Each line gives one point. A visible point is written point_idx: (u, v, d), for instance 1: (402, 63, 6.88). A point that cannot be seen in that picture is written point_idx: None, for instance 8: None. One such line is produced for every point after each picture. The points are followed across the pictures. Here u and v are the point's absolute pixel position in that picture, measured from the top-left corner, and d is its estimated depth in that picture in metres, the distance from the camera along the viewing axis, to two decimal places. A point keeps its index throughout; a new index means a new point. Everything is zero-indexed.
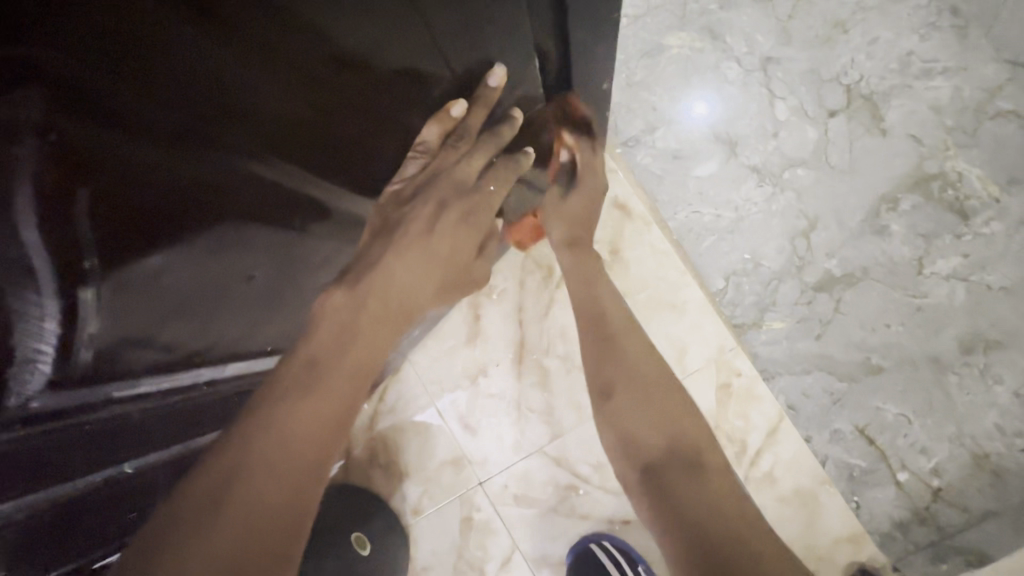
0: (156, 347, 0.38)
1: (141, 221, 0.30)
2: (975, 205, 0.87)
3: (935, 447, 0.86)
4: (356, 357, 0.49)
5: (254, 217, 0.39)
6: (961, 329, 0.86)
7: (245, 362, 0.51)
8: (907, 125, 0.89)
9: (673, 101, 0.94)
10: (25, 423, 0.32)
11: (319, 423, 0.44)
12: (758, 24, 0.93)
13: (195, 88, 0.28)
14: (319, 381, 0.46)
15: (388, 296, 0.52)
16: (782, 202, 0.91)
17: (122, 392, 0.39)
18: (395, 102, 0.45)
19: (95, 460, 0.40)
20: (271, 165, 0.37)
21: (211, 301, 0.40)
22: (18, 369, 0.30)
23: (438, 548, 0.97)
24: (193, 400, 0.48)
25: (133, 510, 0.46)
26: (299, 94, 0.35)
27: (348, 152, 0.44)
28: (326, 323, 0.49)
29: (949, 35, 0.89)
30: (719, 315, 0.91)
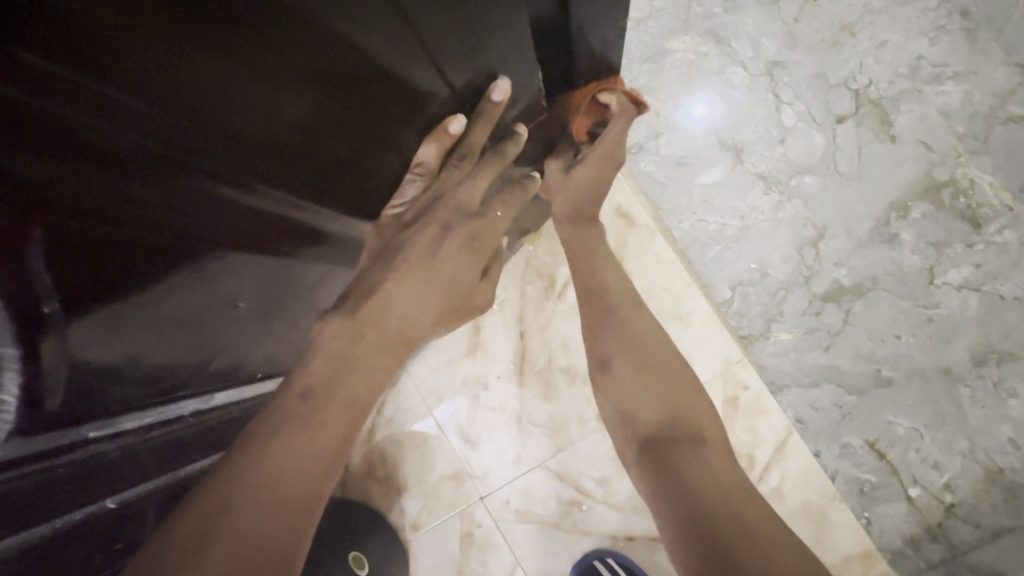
0: (132, 382, 0.37)
1: (108, 255, 0.28)
2: (987, 213, 0.85)
3: (947, 462, 0.84)
4: (352, 391, 0.46)
5: (240, 243, 0.37)
6: (973, 340, 0.84)
7: (233, 388, 0.50)
8: (917, 131, 0.87)
9: (676, 106, 0.92)
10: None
11: (310, 460, 0.41)
12: (764, 27, 0.91)
13: (167, 115, 0.26)
14: (311, 417, 0.43)
15: (387, 323, 0.49)
16: (789, 210, 0.89)
17: (100, 431, 0.38)
18: (392, 119, 0.42)
19: (83, 498, 0.38)
20: (256, 189, 0.35)
21: (194, 331, 0.38)
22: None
23: (437, 564, 0.95)
24: (182, 430, 0.46)
25: (122, 542, 0.42)
26: (283, 117, 0.32)
27: (342, 173, 0.42)
28: (322, 354, 0.46)
29: (959, 38, 0.87)
30: (725, 327, 0.89)
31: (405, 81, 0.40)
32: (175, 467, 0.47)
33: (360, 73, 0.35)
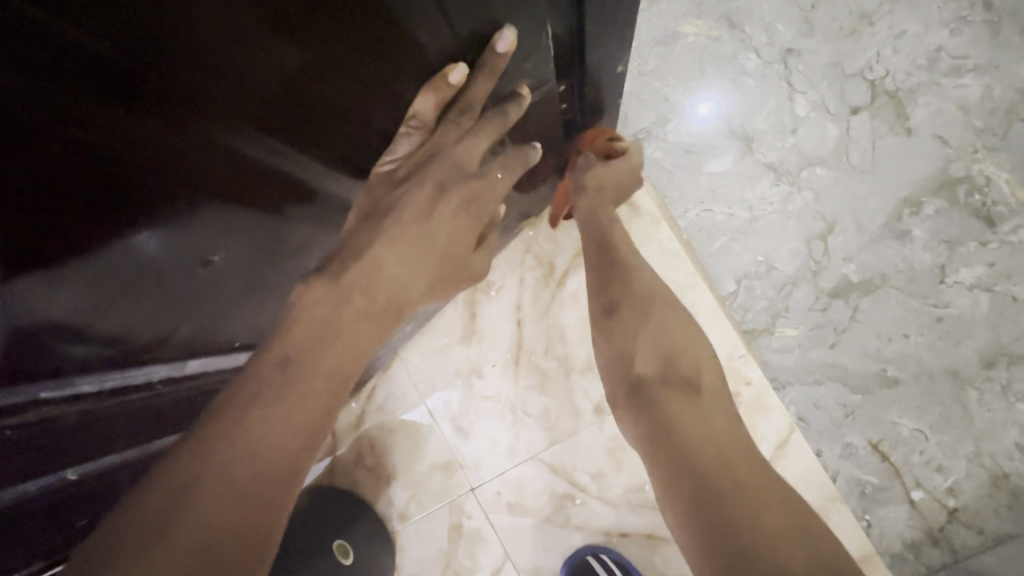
0: (94, 338, 0.35)
1: (57, 183, 0.26)
2: (1003, 211, 0.82)
3: (952, 465, 0.81)
4: (335, 361, 0.44)
5: (226, 192, 0.35)
6: (983, 342, 0.82)
7: (209, 358, 0.47)
8: (933, 124, 0.84)
9: (686, 92, 0.89)
10: None
11: (287, 436, 0.39)
12: (780, 13, 0.88)
13: (137, 34, 0.24)
14: (286, 389, 0.40)
15: (375, 287, 0.47)
16: (799, 203, 0.87)
17: (53, 392, 0.35)
18: (389, 66, 0.40)
19: (33, 466, 0.36)
20: (243, 133, 0.33)
21: (169, 286, 0.36)
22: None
23: (424, 556, 0.93)
24: (148, 399, 0.44)
25: (87, 517, 0.43)
26: (261, 53, 0.29)
27: (335, 122, 0.39)
28: (302, 322, 0.44)
29: (981, 31, 0.84)
30: (729, 320, 0.86)
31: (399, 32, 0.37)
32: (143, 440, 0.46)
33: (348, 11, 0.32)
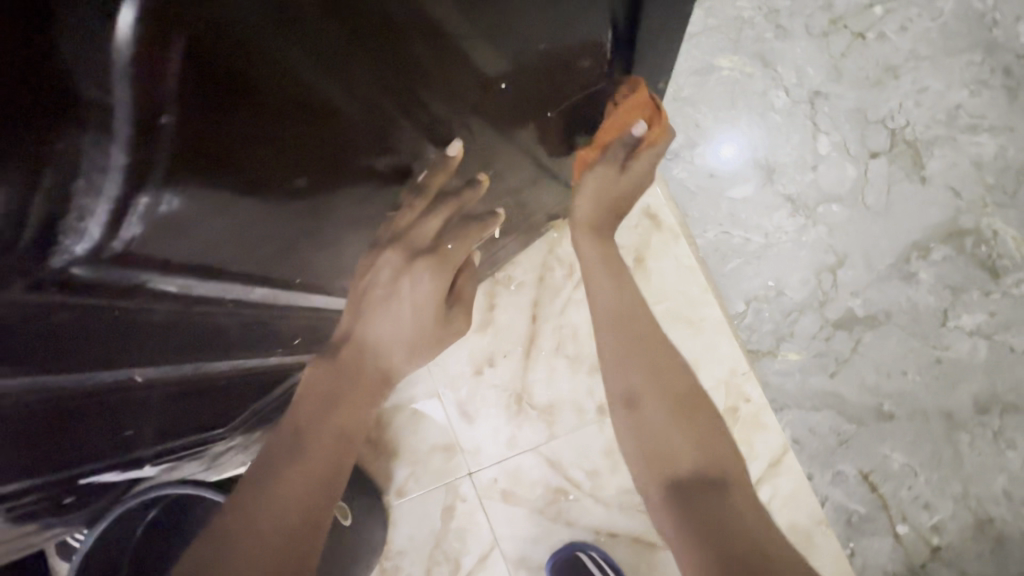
0: (192, 250, 0.37)
1: (226, 71, 0.29)
2: (1007, 265, 0.86)
3: (938, 504, 0.84)
4: (342, 422, 0.60)
5: (334, 140, 0.39)
6: (978, 387, 0.85)
7: (275, 292, 0.51)
8: (947, 176, 0.89)
9: (716, 121, 0.95)
10: (62, 276, 0.30)
11: (309, 484, 0.54)
12: (811, 58, 0.94)
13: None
14: (300, 446, 0.56)
15: (364, 362, 0.63)
16: (813, 235, 0.91)
17: (158, 283, 0.37)
18: (488, 53, 0.44)
19: (125, 346, 0.41)
20: (366, 84, 0.37)
21: (266, 217, 0.39)
22: (70, 221, 0.28)
23: (416, 533, 0.96)
24: (221, 317, 0.47)
25: (129, 410, 0.49)
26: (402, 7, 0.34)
27: (433, 93, 0.43)
28: (310, 395, 0.59)
29: (1000, 94, 0.89)
30: (735, 338, 0.90)
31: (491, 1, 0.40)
32: (202, 356, 0.51)
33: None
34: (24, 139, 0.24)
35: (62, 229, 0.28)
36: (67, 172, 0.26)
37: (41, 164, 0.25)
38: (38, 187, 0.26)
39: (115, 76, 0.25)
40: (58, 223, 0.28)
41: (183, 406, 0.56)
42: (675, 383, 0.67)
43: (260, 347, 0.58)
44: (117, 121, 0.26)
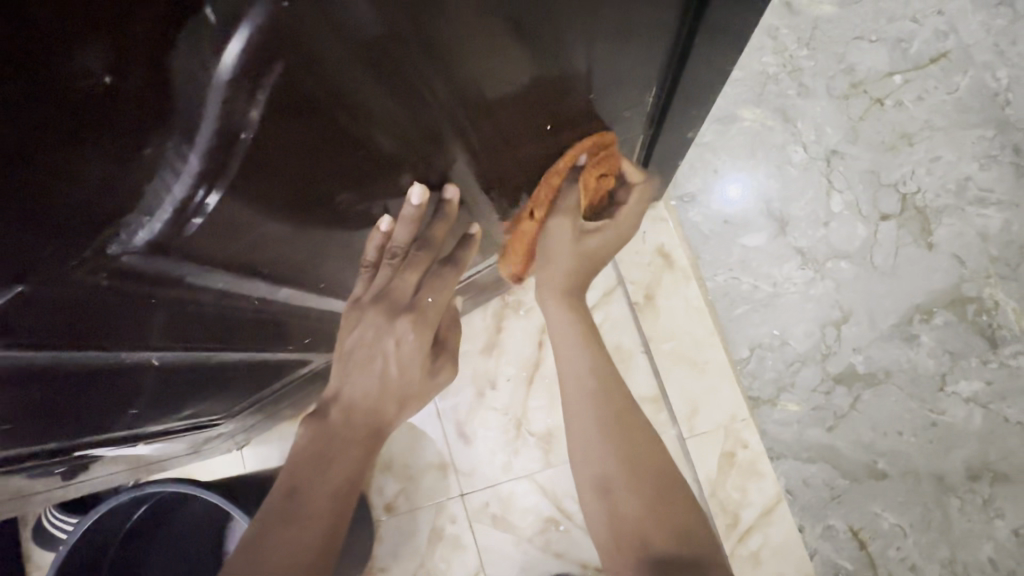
0: (234, 249, 0.39)
1: (306, 113, 0.32)
2: (1006, 336, 0.88)
3: (925, 567, 0.84)
4: (335, 479, 0.56)
5: (385, 169, 0.42)
6: (971, 454, 0.86)
7: (299, 292, 0.52)
8: (953, 244, 0.91)
9: (733, 170, 0.97)
10: (115, 267, 0.32)
11: (302, 550, 0.50)
12: (830, 118, 0.97)
13: (421, 51, 0.32)
14: (292, 513, 0.52)
15: (355, 421, 0.59)
16: (820, 289, 0.93)
17: (194, 279, 0.38)
18: (541, 113, 0.48)
19: (152, 332, 0.43)
20: (426, 131, 0.40)
21: (305, 223, 0.41)
22: (134, 215, 0.30)
23: (402, 550, 0.95)
24: (245, 313, 0.49)
25: (136, 389, 0.51)
26: (475, 76, 0.38)
27: (485, 140, 0.47)
28: (300, 459, 0.57)
29: (1008, 170, 0.92)
30: (737, 383, 0.91)
31: (555, 64, 0.41)
32: (217, 348, 0.53)
33: (543, 30, 0.37)
34: (116, 140, 0.25)
35: (126, 222, 0.30)
36: (143, 172, 0.28)
37: (124, 163, 0.27)
38: (114, 183, 0.27)
39: (210, 95, 0.26)
40: (122, 216, 0.29)
41: (183, 391, 0.58)
42: (637, 453, 0.62)
43: (272, 341, 0.59)
44: (200, 132, 0.28)
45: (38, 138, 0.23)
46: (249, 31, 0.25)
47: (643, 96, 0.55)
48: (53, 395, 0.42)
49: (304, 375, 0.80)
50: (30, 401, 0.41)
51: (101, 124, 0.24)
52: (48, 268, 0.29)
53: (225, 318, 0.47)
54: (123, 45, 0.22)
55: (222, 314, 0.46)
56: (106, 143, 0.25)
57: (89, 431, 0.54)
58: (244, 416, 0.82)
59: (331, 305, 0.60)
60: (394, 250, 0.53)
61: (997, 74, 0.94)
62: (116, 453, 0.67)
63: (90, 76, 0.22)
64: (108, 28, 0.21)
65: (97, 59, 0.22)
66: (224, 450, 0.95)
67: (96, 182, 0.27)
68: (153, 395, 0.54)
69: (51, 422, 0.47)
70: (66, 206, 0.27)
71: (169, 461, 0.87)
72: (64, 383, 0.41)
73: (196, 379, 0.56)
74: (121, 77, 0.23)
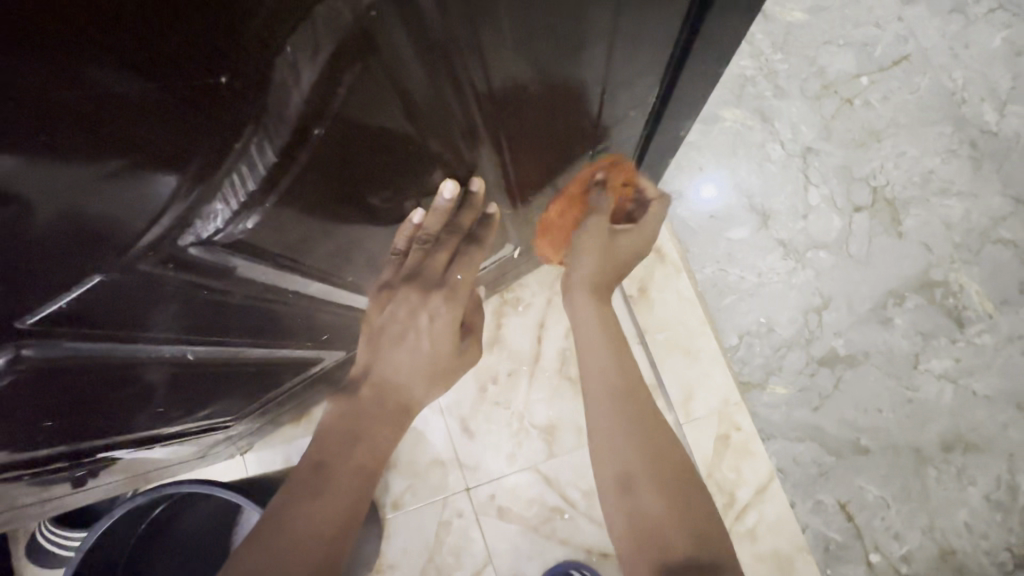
0: (279, 242, 0.42)
1: (359, 131, 0.37)
2: (971, 316, 0.95)
3: (908, 535, 0.90)
4: (360, 457, 0.59)
5: (420, 175, 0.47)
6: (945, 427, 0.92)
7: (326, 287, 0.55)
8: (921, 233, 0.98)
9: (717, 167, 1.02)
10: (183, 252, 0.36)
11: (326, 520, 0.52)
12: (804, 117, 1.03)
13: (456, 76, 0.37)
14: (321, 480, 0.55)
15: (385, 399, 0.64)
16: (802, 277, 0.98)
17: (241, 269, 0.42)
18: (555, 125, 0.53)
19: (194, 325, 0.45)
20: (456, 141, 0.45)
21: (345, 218, 0.45)
22: (210, 206, 0.34)
23: (410, 546, 0.96)
24: (276, 307, 0.52)
25: (167, 387, 0.52)
26: (502, 95, 0.43)
27: (505, 148, 0.51)
28: (330, 437, 0.60)
29: (967, 164, 0.99)
30: (729, 369, 0.96)
31: (580, 66, 0.45)
32: (246, 343, 0.55)
33: (560, 54, 0.42)
34: (217, 133, 0.29)
35: (199, 214, 0.34)
36: (228, 163, 0.32)
37: (218, 153, 0.31)
38: (203, 172, 0.31)
39: (296, 93, 0.30)
40: (200, 205, 0.33)
41: (207, 389, 0.59)
42: (659, 446, 0.65)
43: (293, 338, 0.61)
44: (282, 126, 0.32)
45: (159, 131, 0.27)
46: (323, 62, 0.29)
47: (646, 96, 0.59)
48: (94, 390, 0.43)
49: (313, 374, 0.81)
50: (76, 396, 0.42)
51: (208, 118, 0.28)
52: (129, 257, 0.33)
53: (260, 311, 0.50)
54: (239, 50, 0.26)
55: (258, 306, 0.49)
56: (207, 135, 0.29)
57: (113, 431, 0.54)
58: (252, 417, 0.83)
59: (350, 300, 0.62)
60: (424, 236, 0.57)
61: (953, 75, 1.01)
62: (130, 456, 0.67)
63: (210, 77, 0.26)
64: (231, 38, 0.25)
65: (218, 64, 0.26)
66: (226, 454, 0.95)
67: (192, 170, 0.30)
68: (180, 393, 0.56)
69: (84, 419, 0.47)
70: (163, 190, 0.30)
71: (173, 466, 0.86)
72: (107, 376, 0.43)
73: (218, 376, 0.58)
74: (232, 79, 0.27)
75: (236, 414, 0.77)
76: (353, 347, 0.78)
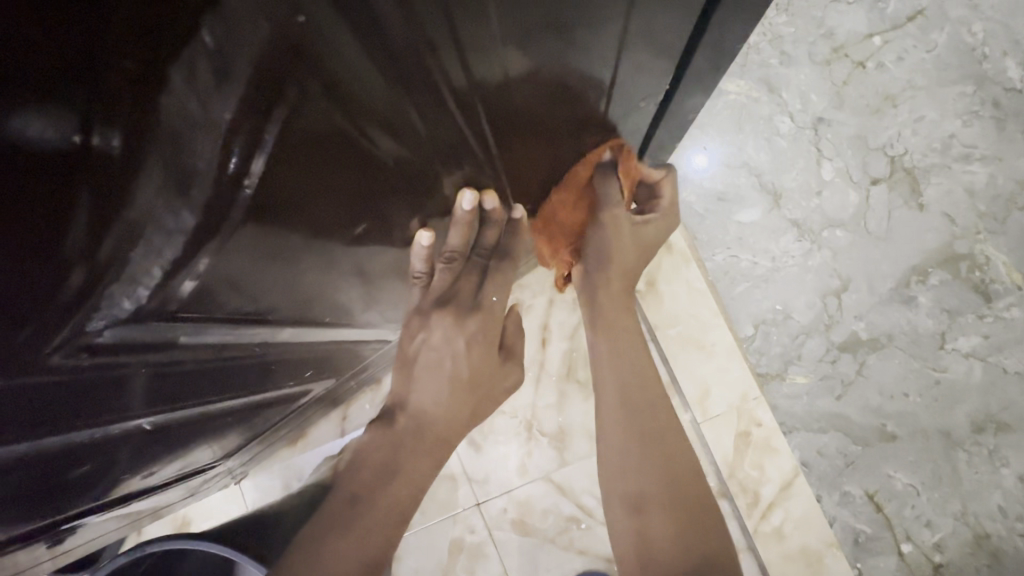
0: (232, 299, 0.38)
1: (315, 167, 0.33)
2: (999, 289, 0.89)
3: (940, 522, 0.86)
4: (394, 496, 0.60)
5: (398, 198, 0.43)
6: (974, 408, 0.88)
7: (304, 330, 0.49)
8: (943, 203, 0.92)
9: (722, 145, 0.95)
10: (101, 336, 0.31)
11: (384, 528, 0.59)
12: (814, 85, 0.95)
13: (414, 90, 0.34)
14: (354, 521, 0.57)
15: (424, 432, 0.63)
16: (818, 259, 0.92)
17: (188, 337, 0.37)
18: (547, 115, 0.48)
19: (149, 401, 0.40)
20: (431, 155, 0.41)
21: (313, 256, 0.40)
22: (121, 286, 0.30)
23: (421, 567, 0.92)
24: (248, 362, 0.46)
25: (129, 457, 0.47)
26: (473, 100, 0.39)
27: (486, 153, 0.47)
28: (371, 465, 0.61)
29: (989, 125, 0.92)
30: (745, 361, 0.91)
31: (574, 46, 0.40)
32: (218, 401, 0.50)
33: (546, 33, 0.37)
34: (90, 204, 0.25)
35: (114, 293, 0.30)
36: (136, 236, 0.28)
37: (116, 226, 0.27)
38: (107, 249, 0.27)
39: (209, 136, 0.27)
40: (107, 289, 0.29)
41: (177, 447, 0.54)
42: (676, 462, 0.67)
43: (272, 382, 0.55)
44: (198, 179, 0.29)
45: (36, 211, 0.23)
46: (247, 95, 0.27)
47: (659, 79, 0.54)
48: (30, 482, 0.37)
49: (302, 405, 0.76)
50: (20, 494, 0.37)
51: (74, 187, 0.24)
52: (29, 358, 0.28)
53: (228, 371, 0.45)
54: (118, 101, 0.23)
55: (224, 367, 0.44)
56: (91, 209, 0.25)
57: (74, 502, 0.48)
58: (240, 454, 0.77)
59: (335, 333, 0.56)
60: (447, 254, 0.58)
61: (973, 28, 0.94)
62: (109, 514, 0.61)
63: (86, 138, 0.23)
64: (80, 86, 0.21)
65: (88, 122, 0.22)
66: (221, 487, 0.89)
67: (74, 255, 0.26)
68: (146, 458, 0.50)
69: (39, 507, 0.42)
70: (57, 283, 0.26)
71: (164, 507, 0.81)
72: (49, 467, 0.37)
73: (189, 432, 0.52)
74: (113, 134, 0.23)
75: (220, 455, 0.71)
76: (345, 372, 0.72)
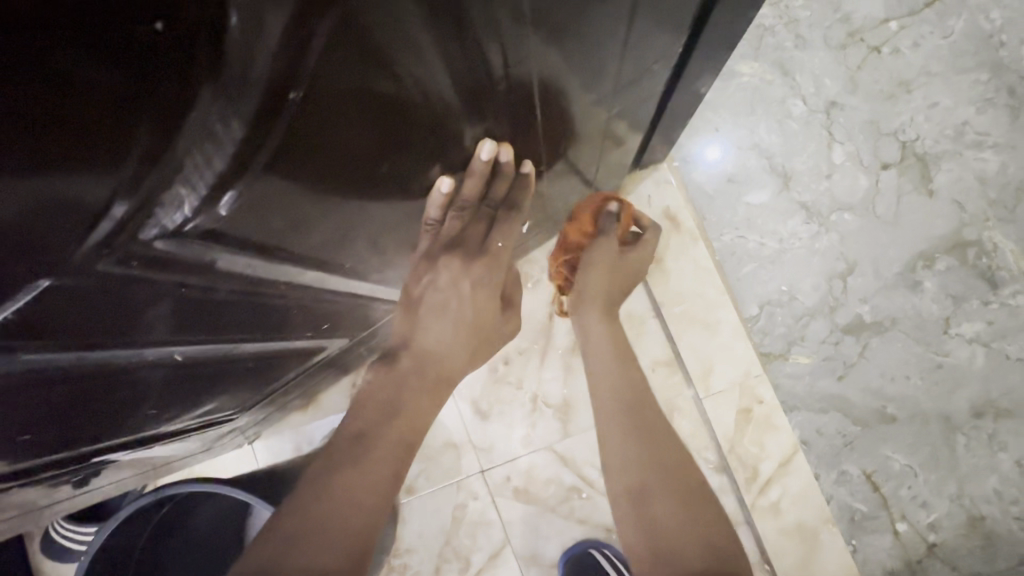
0: (263, 230, 0.39)
1: (348, 101, 0.34)
2: (1005, 277, 0.90)
3: (936, 503, 0.88)
4: (399, 431, 0.63)
5: (421, 142, 0.44)
6: (975, 393, 0.89)
7: (324, 275, 0.52)
8: (953, 190, 0.92)
9: (734, 127, 0.96)
10: (147, 247, 0.33)
11: (389, 458, 0.60)
12: (828, 69, 0.96)
13: (449, 33, 0.34)
14: (359, 454, 0.59)
15: (425, 369, 0.66)
16: (825, 242, 0.93)
17: (222, 262, 0.39)
18: (566, 77, 0.50)
19: (181, 326, 0.42)
20: (455, 102, 0.42)
21: (340, 196, 0.42)
22: (169, 193, 0.31)
23: (425, 531, 0.95)
24: (272, 301, 0.49)
25: (158, 391, 0.50)
26: (503, 51, 0.40)
27: (506, 107, 0.48)
28: (375, 404, 0.64)
29: (1003, 113, 0.92)
30: (749, 340, 0.92)
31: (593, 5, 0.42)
32: (243, 340, 0.52)
33: None
34: (146, 110, 0.26)
35: (161, 202, 0.31)
36: (187, 145, 0.29)
37: (170, 131, 0.27)
38: (158, 153, 0.28)
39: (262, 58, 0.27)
40: (157, 195, 0.30)
41: (201, 389, 0.56)
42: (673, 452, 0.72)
43: (291, 330, 0.57)
44: (250, 99, 0.29)
45: (98, 109, 0.24)
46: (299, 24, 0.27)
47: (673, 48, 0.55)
48: (71, 397, 0.40)
49: (316, 363, 0.78)
50: (60, 407, 0.40)
51: (133, 88, 0.24)
52: (81, 259, 0.30)
53: (254, 306, 0.47)
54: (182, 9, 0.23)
55: (251, 301, 0.46)
56: (148, 113, 0.26)
57: (104, 435, 0.50)
58: (256, 409, 0.80)
59: (351, 285, 0.58)
60: (459, 205, 0.57)
61: (990, 15, 0.94)
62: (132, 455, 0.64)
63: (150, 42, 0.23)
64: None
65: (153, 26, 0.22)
66: (235, 445, 0.92)
67: (128, 156, 0.27)
68: (172, 396, 0.53)
69: (75, 430, 0.45)
70: (110, 179, 0.27)
71: (182, 458, 0.84)
72: (87, 382, 0.40)
73: (213, 373, 0.54)
74: (175, 41, 0.24)
75: (238, 407, 0.74)
76: (358, 333, 0.74)
